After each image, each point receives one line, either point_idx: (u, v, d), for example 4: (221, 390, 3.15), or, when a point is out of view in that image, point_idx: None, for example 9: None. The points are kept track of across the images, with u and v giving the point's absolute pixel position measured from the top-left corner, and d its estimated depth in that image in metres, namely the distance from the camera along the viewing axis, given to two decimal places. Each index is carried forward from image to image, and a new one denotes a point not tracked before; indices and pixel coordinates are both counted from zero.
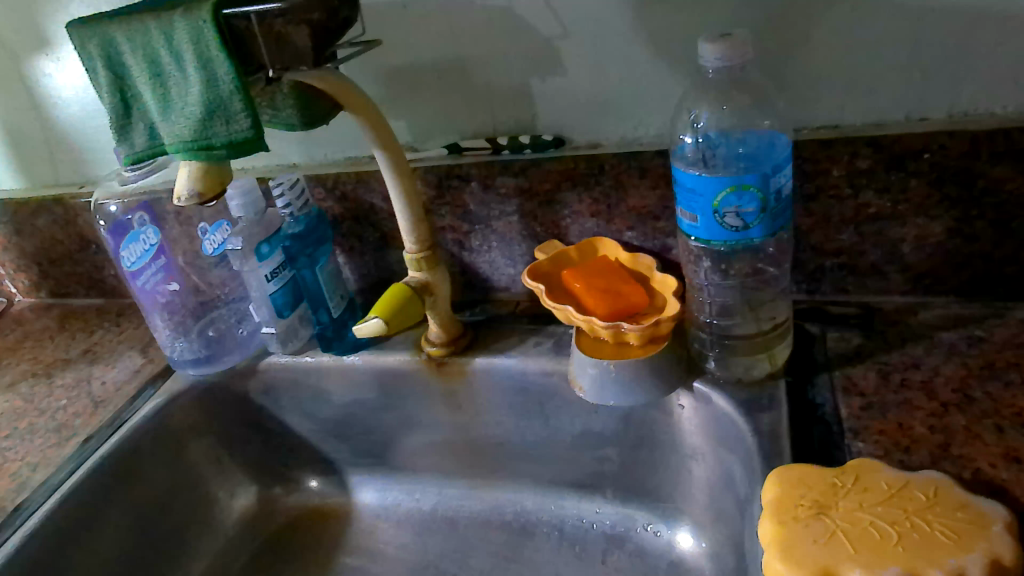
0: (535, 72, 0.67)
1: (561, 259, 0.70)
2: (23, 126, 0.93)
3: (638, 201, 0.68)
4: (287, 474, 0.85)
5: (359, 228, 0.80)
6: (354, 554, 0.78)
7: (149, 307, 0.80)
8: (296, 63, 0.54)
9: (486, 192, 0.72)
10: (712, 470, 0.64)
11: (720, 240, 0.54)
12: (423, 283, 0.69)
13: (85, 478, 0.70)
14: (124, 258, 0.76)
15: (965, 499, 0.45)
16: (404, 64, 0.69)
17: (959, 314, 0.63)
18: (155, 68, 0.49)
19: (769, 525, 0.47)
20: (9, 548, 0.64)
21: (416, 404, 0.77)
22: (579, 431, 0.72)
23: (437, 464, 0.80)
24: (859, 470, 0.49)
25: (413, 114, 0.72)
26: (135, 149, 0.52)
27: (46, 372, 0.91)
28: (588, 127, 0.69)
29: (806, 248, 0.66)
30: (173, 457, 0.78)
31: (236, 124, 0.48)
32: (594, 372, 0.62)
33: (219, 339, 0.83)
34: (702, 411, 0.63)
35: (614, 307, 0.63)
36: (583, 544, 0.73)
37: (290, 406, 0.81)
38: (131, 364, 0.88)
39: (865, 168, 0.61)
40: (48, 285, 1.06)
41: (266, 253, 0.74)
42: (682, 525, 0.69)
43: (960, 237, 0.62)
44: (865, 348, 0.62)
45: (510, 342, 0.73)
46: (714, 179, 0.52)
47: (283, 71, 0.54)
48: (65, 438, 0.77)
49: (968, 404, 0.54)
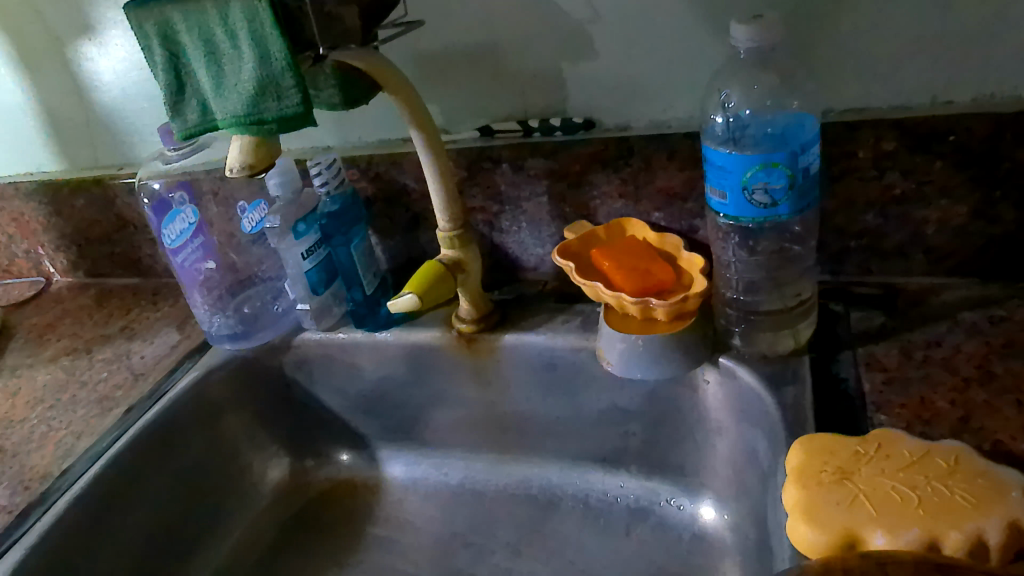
0: (567, 56, 0.69)
1: (589, 239, 0.72)
2: (64, 110, 0.95)
3: (666, 182, 0.70)
4: (318, 448, 0.88)
5: (392, 209, 0.82)
6: (383, 525, 0.81)
7: (188, 284, 0.82)
8: (342, 42, 0.57)
9: (517, 173, 0.74)
10: (735, 445, 0.66)
11: (749, 216, 0.56)
12: (455, 261, 0.71)
13: (128, 445, 0.73)
14: (165, 236, 0.79)
15: (984, 467, 0.47)
16: (439, 47, 0.71)
17: (981, 295, 0.65)
18: (210, 47, 0.52)
19: (793, 491, 0.49)
20: (58, 508, 0.67)
21: (445, 380, 0.79)
22: (604, 407, 0.74)
23: (465, 439, 0.82)
24: (881, 439, 0.50)
25: (446, 97, 0.74)
26: (188, 125, 0.55)
27: (86, 347, 0.94)
28: (618, 110, 0.70)
29: (831, 230, 0.67)
30: (210, 429, 0.81)
31: (287, 100, 0.50)
32: (622, 347, 0.64)
33: (254, 316, 0.86)
34: (726, 387, 0.65)
35: (642, 284, 0.65)
36: (606, 517, 0.75)
37: (322, 381, 0.84)
38: (169, 340, 0.91)
39: (890, 151, 0.62)
40: (85, 265, 1.09)
41: (303, 231, 0.76)
42: (705, 498, 0.72)
43: (982, 219, 0.63)
44: (887, 327, 0.63)
45: (538, 320, 0.75)
46: (743, 157, 0.54)
47: (329, 50, 0.57)
48: (107, 408, 0.80)
49: (988, 380, 0.56)
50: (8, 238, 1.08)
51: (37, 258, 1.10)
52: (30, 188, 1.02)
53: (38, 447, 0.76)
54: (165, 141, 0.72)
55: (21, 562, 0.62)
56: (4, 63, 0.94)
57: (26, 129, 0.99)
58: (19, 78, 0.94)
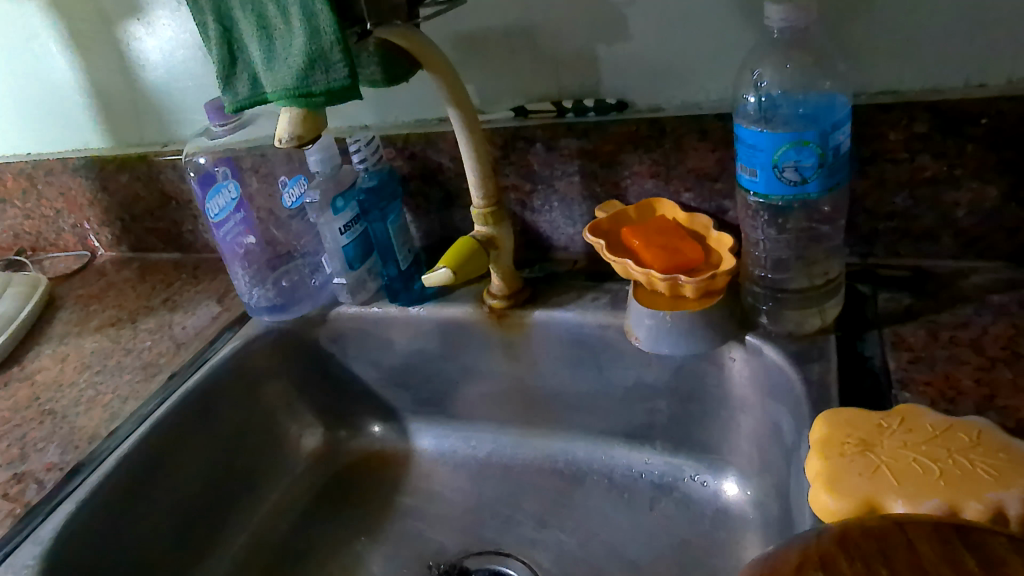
0: (602, 37, 0.70)
1: (619, 218, 0.73)
2: (112, 87, 0.99)
3: (697, 163, 0.71)
4: (351, 419, 0.90)
5: (427, 187, 0.84)
6: (413, 494, 0.83)
7: (229, 257, 0.85)
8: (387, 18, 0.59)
9: (550, 153, 0.76)
10: (760, 421, 0.67)
11: (778, 195, 0.57)
12: (488, 237, 0.73)
13: (171, 410, 0.76)
14: (209, 209, 0.81)
15: (1006, 441, 0.47)
16: (476, 28, 0.73)
17: (1010, 278, 0.65)
18: (262, 22, 0.54)
19: (815, 461, 0.50)
20: (106, 467, 0.70)
21: (476, 354, 0.81)
22: (632, 383, 0.75)
23: (494, 413, 0.84)
24: (905, 413, 0.52)
25: (483, 77, 0.76)
26: (240, 98, 0.57)
27: (130, 318, 0.98)
28: (651, 91, 0.72)
29: (860, 212, 0.68)
30: (248, 396, 0.84)
31: (334, 73, 0.52)
32: (651, 323, 0.66)
33: (293, 289, 0.88)
34: (752, 364, 0.66)
35: (672, 261, 0.66)
36: (631, 491, 0.77)
37: (356, 354, 0.86)
38: (209, 311, 0.94)
39: (921, 133, 0.63)
40: (129, 240, 1.12)
41: (341, 207, 0.78)
42: (728, 475, 0.73)
43: (1014, 203, 0.64)
44: (915, 308, 0.64)
45: (568, 297, 0.77)
46: (774, 135, 0.55)
47: (376, 26, 0.59)
48: (151, 374, 0.83)
49: (1015, 361, 0.56)
50: (56, 212, 1.12)
51: (83, 233, 1.14)
52: (79, 164, 1.05)
53: (86, 409, 0.80)
54: (210, 117, 0.75)
55: (73, 515, 0.66)
56: (56, 42, 0.97)
57: (74, 106, 1.03)
58: (69, 57, 0.98)
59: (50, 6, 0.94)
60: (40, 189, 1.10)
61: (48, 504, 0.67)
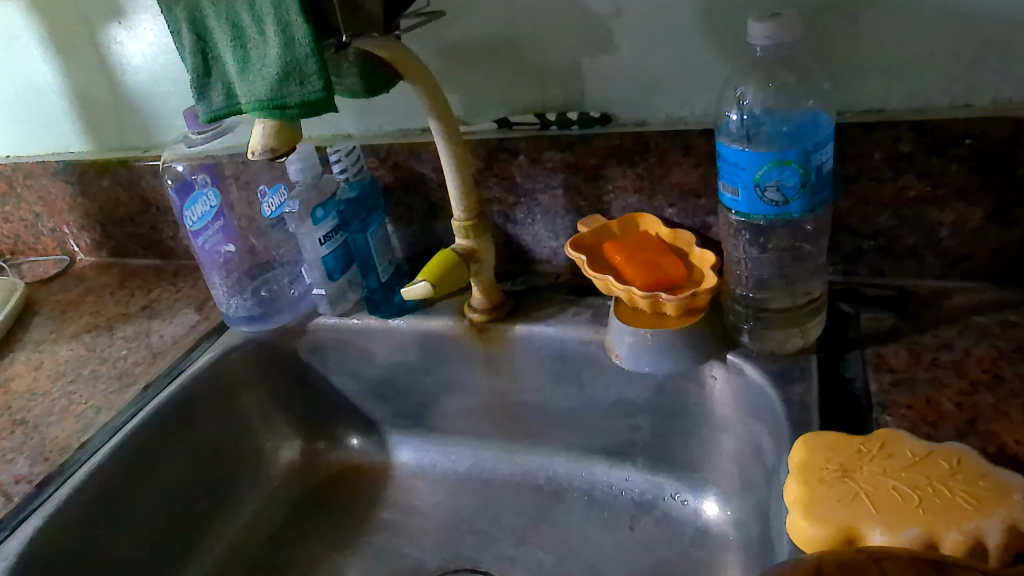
0: (586, 50, 0.69)
1: (603, 232, 0.73)
2: (94, 91, 0.97)
3: (681, 178, 0.71)
4: (329, 431, 0.89)
5: (409, 197, 0.83)
6: (391, 509, 0.82)
7: (207, 265, 0.84)
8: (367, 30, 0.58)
9: (534, 165, 0.75)
10: (741, 440, 0.66)
11: (760, 214, 0.56)
12: (470, 250, 0.72)
13: (145, 421, 0.75)
14: (187, 218, 0.81)
15: (987, 469, 0.47)
16: (460, 38, 0.72)
17: (993, 299, 0.65)
18: (237, 32, 0.52)
19: (794, 486, 0.49)
20: (76, 480, 0.68)
21: (457, 367, 0.80)
22: (613, 399, 0.74)
23: (474, 427, 0.83)
24: (886, 438, 0.51)
25: (466, 88, 0.75)
26: (214, 108, 0.56)
27: (107, 325, 0.96)
28: (635, 105, 0.71)
29: (844, 230, 0.67)
30: (225, 407, 0.83)
31: (309, 85, 0.50)
32: (631, 341, 0.65)
33: (272, 299, 0.86)
34: (734, 383, 0.65)
35: (653, 278, 0.66)
36: (611, 509, 0.76)
37: (336, 365, 0.85)
38: (188, 320, 0.93)
39: (906, 152, 0.62)
40: (109, 245, 1.11)
41: (321, 217, 0.78)
42: (709, 494, 0.72)
43: (997, 223, 0.63)
44: (898, 328, 0.63)
45: (550, 312, 0.76)
46: (756, 155, 0.54)
47: (353, 37, 0.59)
48: (126, 384, 0.82)
49: (997, 385, 0.56)
50: (35, 216, 1.11)
51: (62, 237, 1.12)
52: (59, 167, 1.04)
53: (59, 419, 0.78)
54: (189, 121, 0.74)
55: (40, 529, 0.64)
56: (36, 44, 0.96)
57: (55, 109, 1.01)
58: (50, 60, 0.96)
59: (31, 8, 0.93)
60: (19, 192, 1.08)
61: (14, 517, 0.65)
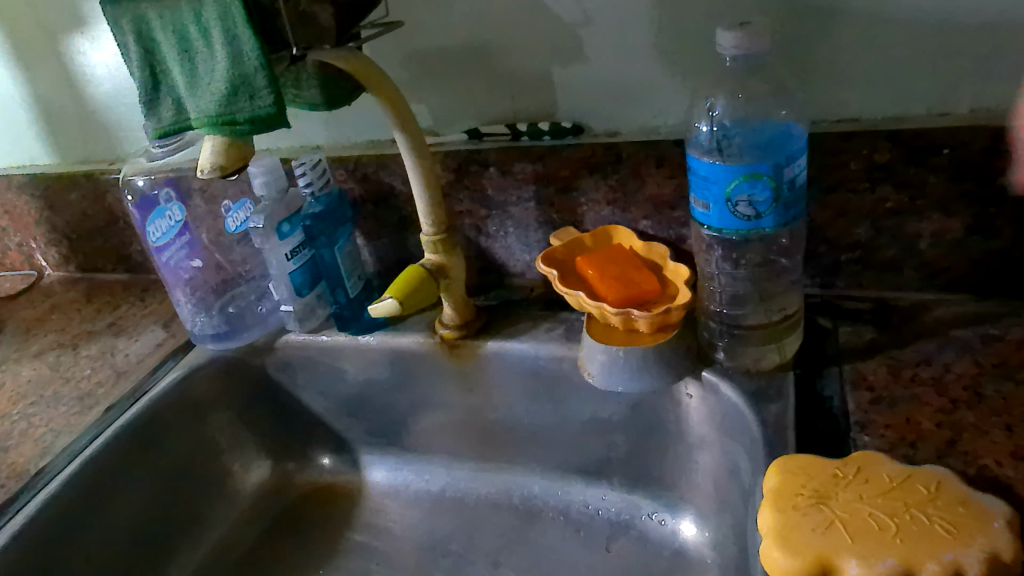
0: (557, 59, 0.67)
1: (575, 245, 0.71)
2: (58, 103, 0.95)
3: (654, 190, 0.69)
4: (300, 451, 0.87)
5: (379, 210, 0.81)
6: (363, 531, 0.80)
7: (172, 282, 0.81)
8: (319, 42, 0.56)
9: (505, 177, 0.73)
10: (717, 460, 0.64)
11: (732, 229, 0.54)
12: (439, 266, 0.70)
13: (105, 446, 0.72)
14: (150, 233, 0.78)
15: (966, 494, 0.45)
16: (428, 47, 0.70)
17: (974, 312, 0.63)
18: (184, 45, 0.50)
19: (768, 514, 0.47)
20: (30, 510, 0.66)
21: (429, 385, 0.78)
22: (588, 417, 0.72)
23: (448, 445, 0.81)
24: (862, 461, 0.49)
25: (434, 98, 0.73)
26: (163, 123, 0.53)
27: (73, 343, 0.94)
28: (608, 114, 0.69)
29: (822, 242, 0.66)
30: (191, 429, 0.80)
31: (259, 100, 0.48)
32: (603, 359, 0.63)
33: (239, 316, 0.84)
34: (709, 401, 0.63)
35: (625, 294, 0.64)
36: (587, 530, 0.74)
37: (306, 382, 0.83)
38: (155, 337, 0.90)
39: (883, 163, 0.60)
40: (77, 259, 1.08)
41: (287, 232, 0.75)
42: (686, 514, 0.70)
43: (977, 235, 0.62)
44: (877, 343, 0.61)
45: (523, 328, 0.74)
46: (727, 168, 0.52)
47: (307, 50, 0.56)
48: (88, 406, 0.79)
49: (978, 403, 0.54)
50: (1, 230, 1.08)
51: (30, 251, 1.09)
52: (24, 181, 1.01)
53: (18, 444, 0.75)
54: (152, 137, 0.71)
55: None
56: None
57: (20, 121, 0.98)
58: (14, 71, 0.94)
59: None
60: None
61: None
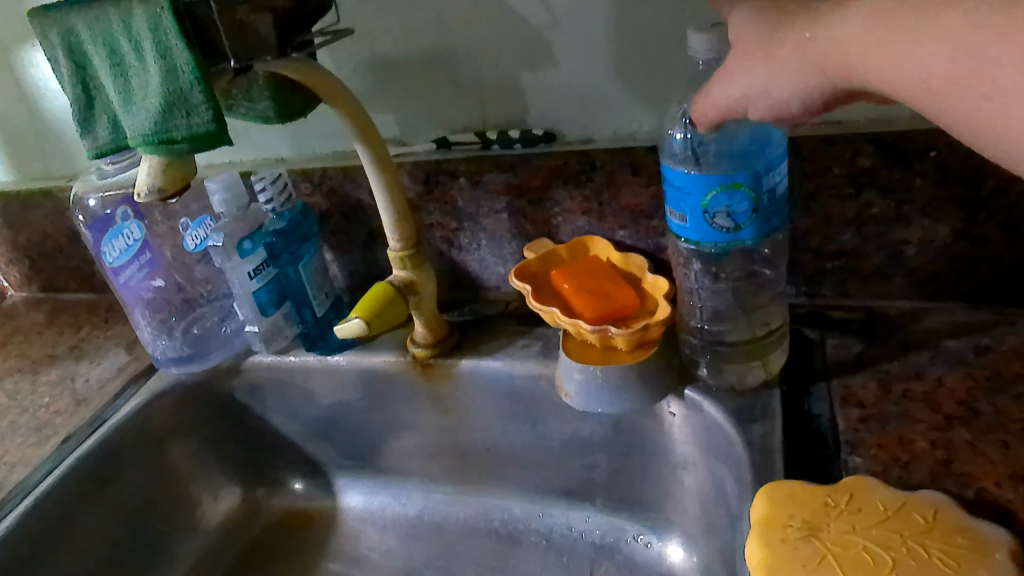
0: (525, 65, 0.64)
1: (550, 258, 0.68)
2: (13, 117, 0.91)
3: (630, 198, 0.66)
4: (271, 476, 0.83)
5: (347, 225, 0.78)
6: (338, 559, 0.76)
7: (131, 303, 0.78)
8: (261, 53, 0.52)
9: (475, 188, 0.70)
10: (703, 481, 0.61)
11: (711, 241, 0.51)
12: (407, 282, 0.67)
13: (60, 480, 0.68)
14: (105, 254, 0.74)
15: (964, 522, 0.43)
16: (391, 54, 0.67)
17: (965, 321, 0.60)
18: (116, 58, 0.48)
19: (755, 547, 0.44)
20: None
21: (402, 406, 0.74)
22: (567, 437, 0.69)
23: (425, 468, 0.78)
24: (854, 487, 0.46)
25: (399, 107, 0.69)
26: (98, 143, 0.52)
27: (32, 369, 0.89)
28: (579, 121, 0.66)
29: (805, 250, 0.63)
30: (155, 457, 0.76)
31: (196, 117, 0.47)
32: (581, 379, 0.60)
33: (203, 338, 0.81)
34: (693, 420, 0.60)
35: (603, 310, 0.61)
36: (571, 554, 0.71)
37: (275, 406, 0.79)
38: (117, 361, 0.86)
39: (867, 167, 0.58)
40: (39, 279, 1.03)
41: (248, 249, 0.71)
42: (672, 536, 0.67)
43: (967, 240, 0.59)
44: (865, 356, 0.59)
45: (497, 344, 0.71)
46: (703, 178, 0.49)
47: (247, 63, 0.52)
48: (45, 437, 0.75)
49: (972, 419, 0.51)
50: None
51: None
52: None
53: None
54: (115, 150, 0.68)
55: None
56: None
57: None
58: None
59: None
60: None
61: None
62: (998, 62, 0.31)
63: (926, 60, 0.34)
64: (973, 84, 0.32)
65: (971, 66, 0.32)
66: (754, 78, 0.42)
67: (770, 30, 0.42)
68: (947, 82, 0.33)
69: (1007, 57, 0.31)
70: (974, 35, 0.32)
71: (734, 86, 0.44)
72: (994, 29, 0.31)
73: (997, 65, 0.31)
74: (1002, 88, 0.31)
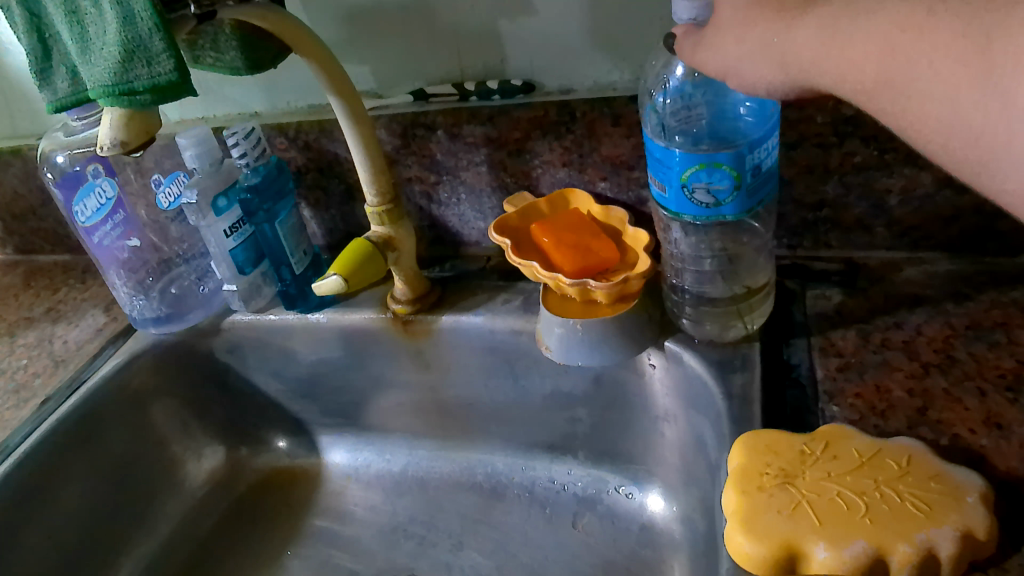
0: (503, 12, 0.62)
1: (530, 212, 0.67)
2: None
3: (611, 149, 0.65)
4: (254, 435, 0.83)
5: (324, 180, 0.76)
6: (323, 515, 0.77)
7: (105, 263, 0.75)
8: None
9: (453, 141, 0.68)
10: (683, 433, 0.61)
11: (692, 214, 0.51)
12: (385, 239, 0.66)
13: (39, 443, 0.68)
14: (78, 213, 0.72)
15: (938, 468, 0.43)
16: (364, 2, 0.64)
17: (945, 271, 0.60)
18: (71, 6, 0.47)
19: (732, 495, 0.45)
20: None
21: (383, 362, 0.74)
22: (549, 392, 0.69)
23: (408, 424, 0.78)
24: (830, 436, 0.46)
25: (375, 58, 0.67)
26: (59, 95, 0.52)
27: (9, 332, 0.88)
28: (560, 70, 0.64)
29: (787, 201, 0.62)
30: (135, 419, 0.76)
31: (158, 66, 0.46)
32: (561, 332, 0.60)
33: (181, 298, 0.79)
34: (673, 372, 0.60)
35: (583, 263, 0.61)
36: (553, 507, 0.71)
37: (256, 364, 0.78)
38: (94, 323, 0.85)
39: (850, 115, 0.57)
40: (13, 242, 1.01)
41: (223, 207, 0.70)
42: (653, 487, 0.68)
43: (950, 189, 0.59)
44: (845, 306, 0.59)
45: (478, 300, 0.70)
46: (683, 153, 0.49)
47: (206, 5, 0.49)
48: (23, 399, 0.74)
49: (950, 367, 0.51)
50: None
51: None
52: None
53: None
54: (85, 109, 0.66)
55: None
56: None
57: None
58: None
59: None
60: None
61: None
62: (919, 67, 0.34)
63: (862, 65, 0.37)
64: (902, 87, 0.36)
65: (903, 68, 0.35)
66: (731, 50, 0.43)
67: (742, 12, 0.42)
68: (879, 83, 0.36)
69: (930, 62, 0.34)
70: (904, 40, 0.35)
71: (709, 58, 0.44)
72: (922, 34, 0.34)
73: (920, 71, 0.34)
74: (926, 90, 0.34)
